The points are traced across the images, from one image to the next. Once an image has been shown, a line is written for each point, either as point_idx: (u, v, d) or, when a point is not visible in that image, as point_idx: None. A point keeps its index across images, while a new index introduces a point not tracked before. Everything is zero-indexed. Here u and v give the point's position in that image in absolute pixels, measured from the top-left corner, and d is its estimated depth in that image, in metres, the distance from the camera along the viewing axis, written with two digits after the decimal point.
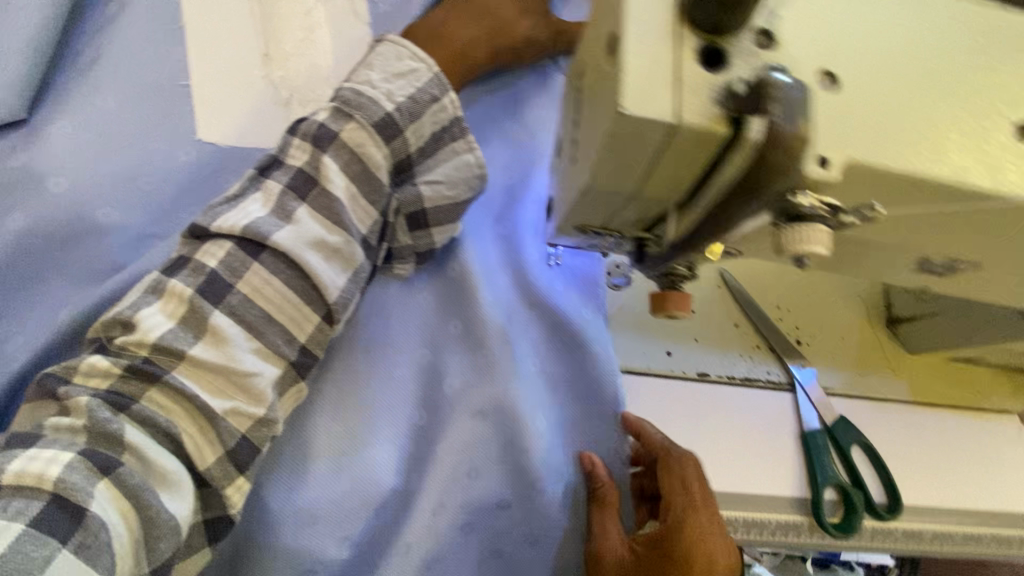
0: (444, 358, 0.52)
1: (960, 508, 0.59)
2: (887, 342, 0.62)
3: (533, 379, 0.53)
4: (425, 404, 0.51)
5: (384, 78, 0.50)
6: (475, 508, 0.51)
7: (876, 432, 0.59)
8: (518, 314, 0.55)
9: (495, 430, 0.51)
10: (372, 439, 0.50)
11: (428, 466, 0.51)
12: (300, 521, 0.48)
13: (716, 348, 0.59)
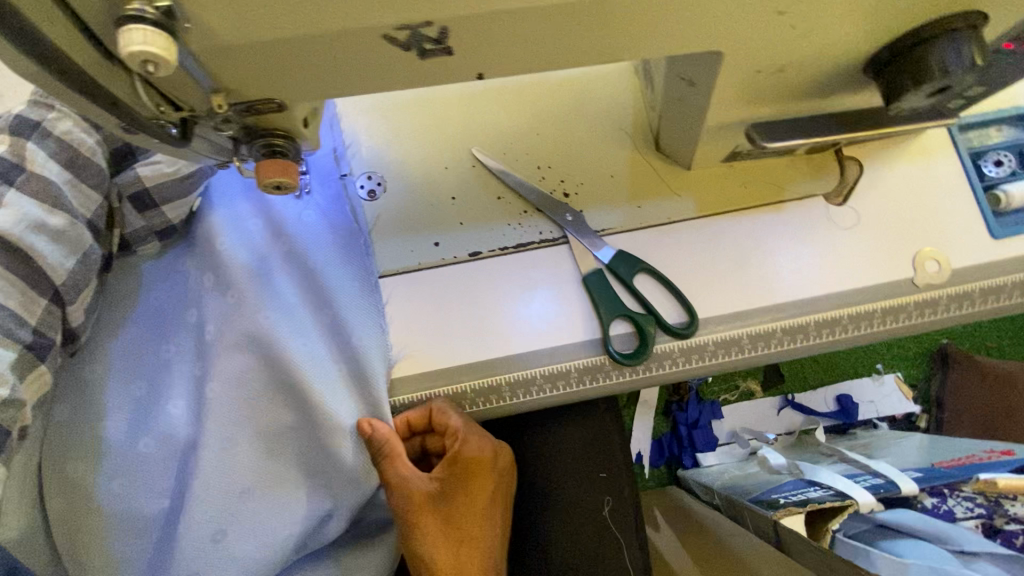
0: (210, 311, 0.55)
1: (773, 304, 0.57)
2: (662, 167, 0.60)
3: (288, 304, 0.56)
4: (197, 354, 0.55)
5: None
6: (274, 434, 0.55)
7: (667, 256, 0.58)
8: (274, 253, 0.57)
9: (260, 358, 0.55)
10: (165, 399, 0.55)
11: (218, 411, 0.54)
12: (111, 485, 0.53)
13: (482, 224, 0.59)
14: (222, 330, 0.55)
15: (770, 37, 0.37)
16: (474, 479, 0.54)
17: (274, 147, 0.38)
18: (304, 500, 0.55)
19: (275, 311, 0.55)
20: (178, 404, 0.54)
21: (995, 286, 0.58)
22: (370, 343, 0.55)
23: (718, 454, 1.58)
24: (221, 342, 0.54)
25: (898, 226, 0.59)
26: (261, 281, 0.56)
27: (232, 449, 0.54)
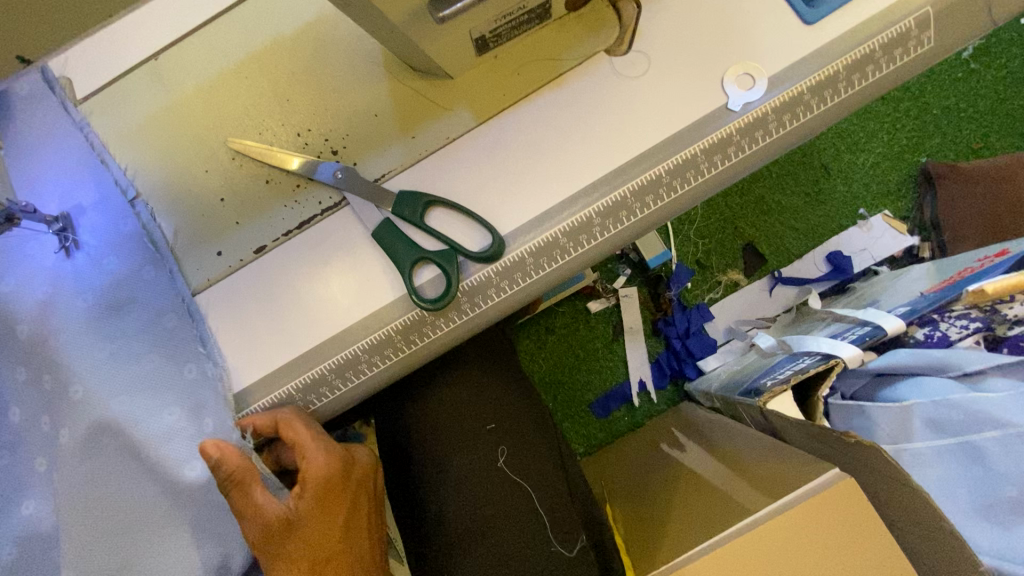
0: (31, 406, 0.52)
1: (579, 189, 0.51)
2: (424, 84, 0.54)
3: (93, 369, 0.51)
4: (27, 448, 0.52)
5: None
6: (129, 517, 0.52)
7: (456, 180, 0.52)
8: (69, 329, 0.52)
9: (86, 432, 0.51)
10: (20, 500, 0.52)
11: (66, 504, 0.51)
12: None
13: (260, 214, 0.54)
14: (45, 415, 0.52)
15: None
16: (329, 493, 0.52)
17: None
18: (184, 561, 0.52)
19: (84, 378, 0.51)
20: (32, 504, 0.52)
21: (823, 80, 0.50)
22: (201, 398, 0.52)
23: (719, 355, 1.41)
24: (48, 430, 0.52)
25: (696, 53, 0.51)
26: (56, 358, 0.51)
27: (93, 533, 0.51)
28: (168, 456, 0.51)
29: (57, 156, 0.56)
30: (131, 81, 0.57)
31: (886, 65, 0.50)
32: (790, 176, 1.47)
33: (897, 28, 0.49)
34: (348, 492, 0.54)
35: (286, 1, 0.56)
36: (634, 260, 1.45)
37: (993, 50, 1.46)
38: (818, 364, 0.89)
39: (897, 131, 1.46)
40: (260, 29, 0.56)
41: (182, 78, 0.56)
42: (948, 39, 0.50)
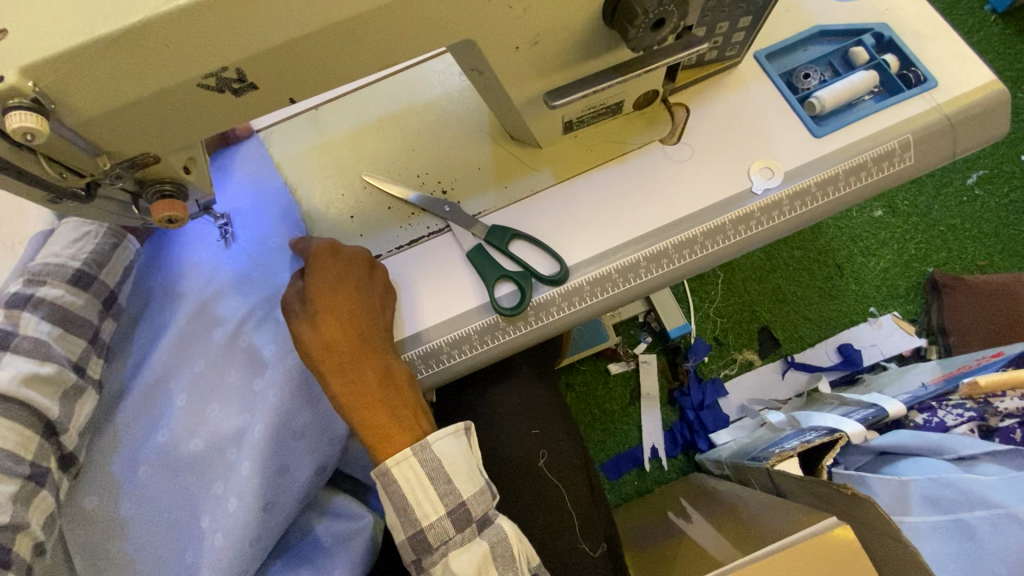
0: (187, 355, 0.67)
1: (631, 240, 0.65)
2: (520, 150, 0.70)
3: (242, 329, 0.68)
4: (173, 386, 0.66)
5: (47, 325, 0.59)
6: (242, 446, 0.64)
7: (535, 222, 0.67)
8: (230, 299, 0.69)
9: (235, 377, 0.66)
10: (155, 428, 0.64)
11: (198, 431, 0.64)
12: (118, 513, 0.61)
13: (380, 231, 0.70)
14: (202, 359, 0.67)
15: (502, 27, 0.48)
16: (320, 263, 0.61)
17: (164, 189, 0.50)
18: (273, 481, 0.62)
19: (247, 333, 0.68)
20: (165, 432, 0.64)
21: (826, 179, 0.65)
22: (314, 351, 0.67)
23: (731, 429, 1.46)
24: (194, 372, 0.66)
25: (729, 149, 0.67)
26: (226, 321, 0.68)
27: (220, 460, 0.63)
28: (279, 393, 0.65)
29: (251, 173, 0.75)
30: (292, 124, 0.75)
31: (877, 173, 0.65)
32: (805, 269, 1.61)
33: (886, 147, 0.65)
34: (338, 267, 0.61)
35: (423, 82, 0.75)
36: (656, 329, 1.57)
37: (995, 181, 1.63)
38: (822, 435, 0.97)
39: (906, 242, 1.61)
40: (400, 97, 0.75)
41: (334, 125, 0.74)
42: (927, 160, 0.65)
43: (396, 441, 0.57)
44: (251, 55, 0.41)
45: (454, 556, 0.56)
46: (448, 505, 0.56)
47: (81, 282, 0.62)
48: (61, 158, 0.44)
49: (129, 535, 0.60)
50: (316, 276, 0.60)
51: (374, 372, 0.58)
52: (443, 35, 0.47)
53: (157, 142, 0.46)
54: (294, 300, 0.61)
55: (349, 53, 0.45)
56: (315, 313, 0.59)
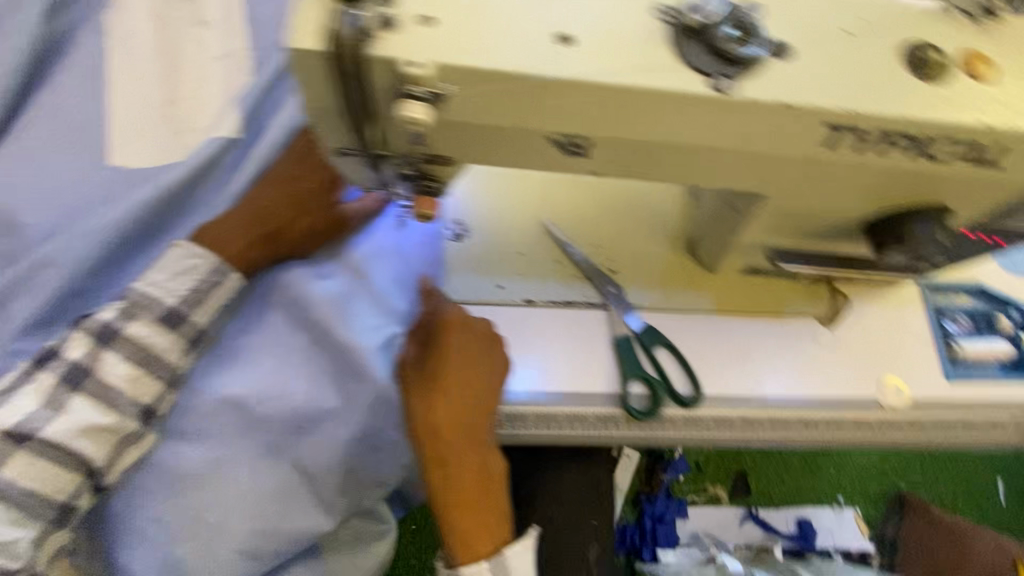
0: (294, 314, 0.65)
1: (762, 396, 0.68)
2: (693, 265, 0.74)
3: (355, 314, 0.65)
4: (271, 342, 0.64)
5: (170, 279, 0.63)
6: (312, 430, 0.63)
7: (686, 338, 0.70)
8: (359, 277, 0.68)
9: (328, 367, 0.63)
10: (239, 377, 0.63)
11: (276, 397, 0.62)
12: (180, 454, 0.61)
13: (538, 277, 0.71)
14: (304, 333, 0.64)
15: (793, 192, 0.52)
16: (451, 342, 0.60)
17: (427, 186, 0.52)
18: (331, 479, 0.63)
19: (353, 329, 0.63)
20: (245, 386, 0.62)
21: (938, 421, 0.71)
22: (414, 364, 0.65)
23: (678, 553, 1.41)
24: (294, 337, 0.64)
25: (871, 353, 0.72)
26: (341, 308, 0.65)
27: (287, 443, 0.63)
28: (366, 399, 0.62)
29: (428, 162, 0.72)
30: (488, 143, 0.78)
31: (976, 433, 0.72)
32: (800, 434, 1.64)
33: (996, 415, 0.72)
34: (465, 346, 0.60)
35: None
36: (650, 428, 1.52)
37: None
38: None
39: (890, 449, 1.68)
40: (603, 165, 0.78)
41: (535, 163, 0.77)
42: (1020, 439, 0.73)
43: (475, 547, 0.60)
44: (610, 136, 0.44)
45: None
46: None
47: (208, 284, 0.63)
48: (385, 137, 0.46)
49: (180, 483, 0.61)
50: (442, 352, 0.60)
51: (470, 471, 0.60)
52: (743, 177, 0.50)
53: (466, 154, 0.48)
54: (411, 363, 0.62)
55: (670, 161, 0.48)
56: (430, 395, 0.60)
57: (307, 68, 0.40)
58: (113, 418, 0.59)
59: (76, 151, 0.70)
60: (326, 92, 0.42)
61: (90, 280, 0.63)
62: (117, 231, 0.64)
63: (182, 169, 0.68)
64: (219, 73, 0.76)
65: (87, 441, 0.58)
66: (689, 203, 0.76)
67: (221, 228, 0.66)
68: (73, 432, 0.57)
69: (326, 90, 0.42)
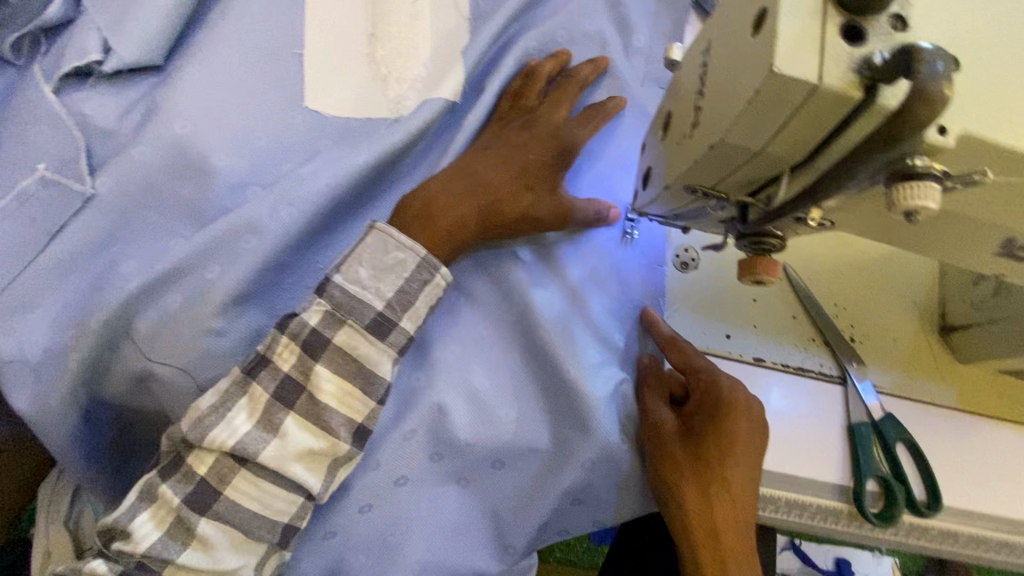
0: (511, 328, 0.56)
1: (1001, 516, 0.60)
2: (938, 348, 0.64)
3: (581, 346, 0.56)
4: (483, 357, 0.55)
5: (373, 273, 0.46)
6: (513, 469, 0.55)
7: (925, 434, 0.61)
8: (585, 296, 0.58)
9: (542, 396, 0.55)
10: (446, 392, 0.53)
11: (485, 424, 0.53)
12: (369, 472, 0.52)
13: (771, 333, 0.62)
14: (518, 349, 0.56)
15: None
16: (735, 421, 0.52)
17: (765, 243, 0.40)
18: (518, 527, 0.56)
19: (579, 361, 0.55)
20: (457, 406, 0.53)
21: None
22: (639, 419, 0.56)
23: None
24: (507, 357, 0.56)
25: None
26: (567, 332, 0.56)
27: (486, 475, 0.55)
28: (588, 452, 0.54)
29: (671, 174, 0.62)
30: None
31: None
32: None
33: None
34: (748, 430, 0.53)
35: None
36: None
37: None
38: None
39: None
40: None
41: None
42: None
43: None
44: None
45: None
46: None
47: (416, 282, 0.47)
48: (789, 178, 0.35)
49: (365, 505, 0.52)
50: (727, 436, 0.52)
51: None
52: None
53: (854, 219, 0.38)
54: (676, 437, 0.53)
55: None
56: (710, 486, 0.51)
57: (785, 88, 0.29)
58: (327, 443, 0.44)
59: (265, 77, 0.56)
60: (779, 120, 0.31)
61: (289, 253, 0.53)
62: (320, 200, 0.53)
63: (391, 134, 0.56)
64: (432, 11, 0.61)
65: (301, 469, 0.44)
66: (944, 277, 0.65)
67: (430, 194, 0.53)
68: (288, 458, 0.44)
69: (781, 119, 0.31)
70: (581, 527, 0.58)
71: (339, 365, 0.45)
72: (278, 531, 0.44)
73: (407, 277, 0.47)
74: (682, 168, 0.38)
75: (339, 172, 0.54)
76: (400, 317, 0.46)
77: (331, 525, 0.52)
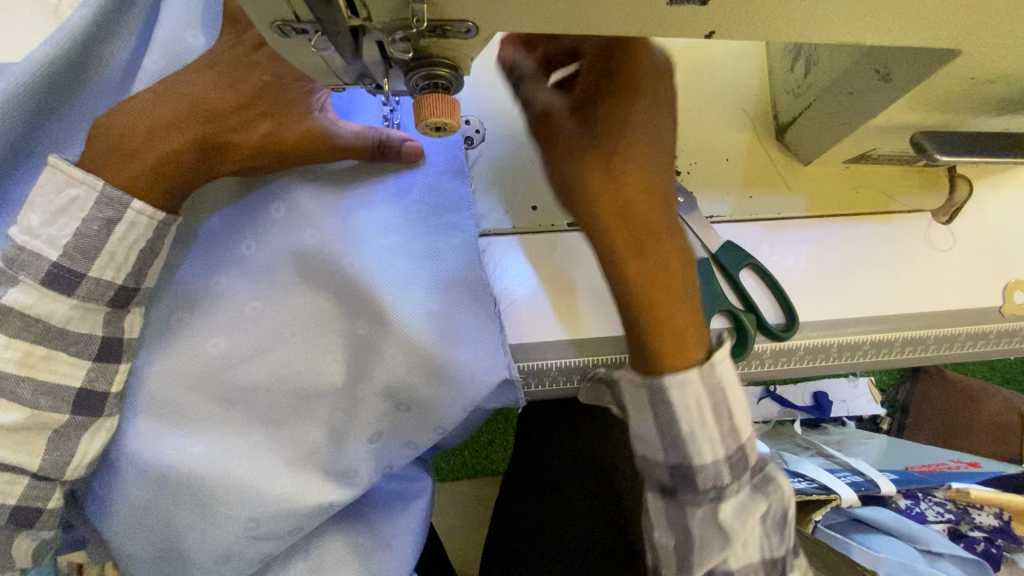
0: (275, 247, 0.50)
1: (867, 315, 0.55)
2: (777, 154, 0.57)
3: (357, 245, 0.50)
4: (253, 282, 0.50)
5: (42, 219, 0.43)
6: (319, 397, 0.51)
7: (773, 253, 0.55)
8: (356, 193, 0.52)
9: (329, 310, 0.50)
10: (217, 331, 0.49)
11: (270, 353, 0.50)
12: (156, 439, 0.49)
13: None
14: (293, 263, 0.50)
15: (1002, 53, 0.35)
16: (600, 71, 0.43)
17: (436, 81, 0.31)
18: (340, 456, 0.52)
19: (358, 257, 0.50)
20: (229, 339, 0.49)
21: None
22: (438, 309, 0.51)
23: None
24: (282, 277, 0.50)
25: (995, 250, 0.58)
26: (340, 232, 0.50)
27: (297, 408, 0.51)
28: (387, 356, 0.50)
29: None
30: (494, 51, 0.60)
31: None
32: None
33: None
34: (653, 81, 0.44)
35: None
36: None
37: None
38: (819, 493, 0.77)
39: None
40: None
41: None
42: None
43: (688, 350, 0.44)
44: None
45: (724, 500, 0.45)
46: (729, 448, 0.45)
47: (96, 223, 0.43)
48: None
49: (167, 475, 0.48)
50: (614, 103, 0.43)
51: (660, 262, 0.44)
52: (915, 29, 0.32)
53: (503, 13, 0.29)
54: (572, 126, 0.45)
55: None
56: (610, 158, 0.43)
57: None
58: (23, 416, 0.44)
59: None
60: None
61: None
62: None
63: (30, 60, 0.46)
64: None
65: None
66: (769, 75, 0.57)
67: (148, 122, 0.45)
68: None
69: None
70: (424, 438, 0.54)
71: (16, 327, 0.43)
72: (8, 514, 0.45)
73: (88, 216, 0.43)
74: (252, 15, 0.29)
75: None
76: (86, 264, 0.44)
77: (139, 504, 0.49)
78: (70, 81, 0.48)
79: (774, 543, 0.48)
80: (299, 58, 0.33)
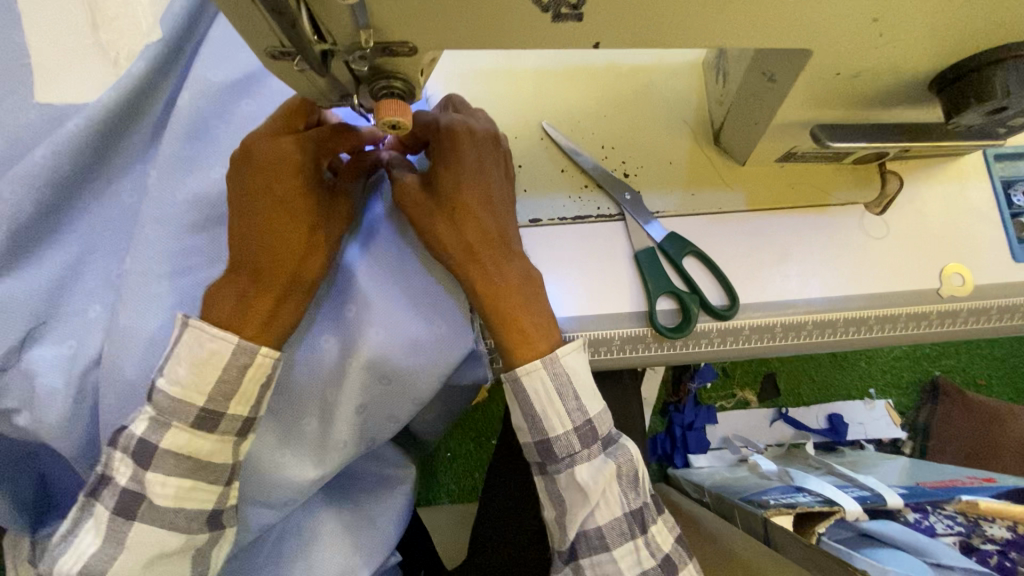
0: None
1: (803, 299, 0.61)
2: (717, 157, 0.64)
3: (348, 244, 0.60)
4: None
5: None
6: (313, 374, 0.58)
7: (713, 243, 0.62)
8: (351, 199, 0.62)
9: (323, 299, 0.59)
10: None
11: None
12: None
13: (543, 190, 0.63)
14: None
15: (855, 52, 0.42)
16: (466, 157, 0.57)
17: (393, 90, 0.42)
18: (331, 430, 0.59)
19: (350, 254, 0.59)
20: None
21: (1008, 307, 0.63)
22: (419, 299, 0.59)
23: (709, 458, 1.21)
24: None
25: (926, 240, 0.63)
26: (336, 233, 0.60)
27: (293, 385, 0.58)
28: (374, 338, 0.58)
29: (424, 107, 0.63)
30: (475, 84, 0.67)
31: None
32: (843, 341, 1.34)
33: None
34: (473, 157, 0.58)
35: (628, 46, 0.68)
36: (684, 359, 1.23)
37: None
38: (818, 501, 0.75)
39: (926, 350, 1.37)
40: (605, 53, 0.68)
41: (525, 58, 0.66)
42: None
43: (536, 343, 0.55)
44: None
45: (578, 468, 0.55)
46: (577, 421, 0.55)
47: None
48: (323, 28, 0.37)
49: None
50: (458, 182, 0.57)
51: (513, 272, 0.57)
52: (771, 34, 0.40)
53: (433, 37, 0.38)
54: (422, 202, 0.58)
55: (696, 5, 0.37)
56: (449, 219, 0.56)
57: None
58: None
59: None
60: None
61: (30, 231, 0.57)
62: (39, 183, 0.56)
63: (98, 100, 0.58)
64: None
65: None
66: (707, 91, 0.65)
67: None
68: None
69: None
70: (407, 412, 0.61)
71: None
72: None
73: None
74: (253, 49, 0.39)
75: (50, 150, 0.56)
76: None
77: None
78: (126, 115, 0.59)
79: (631, 497, 0.56)
80: (291, 80, 0.43)
